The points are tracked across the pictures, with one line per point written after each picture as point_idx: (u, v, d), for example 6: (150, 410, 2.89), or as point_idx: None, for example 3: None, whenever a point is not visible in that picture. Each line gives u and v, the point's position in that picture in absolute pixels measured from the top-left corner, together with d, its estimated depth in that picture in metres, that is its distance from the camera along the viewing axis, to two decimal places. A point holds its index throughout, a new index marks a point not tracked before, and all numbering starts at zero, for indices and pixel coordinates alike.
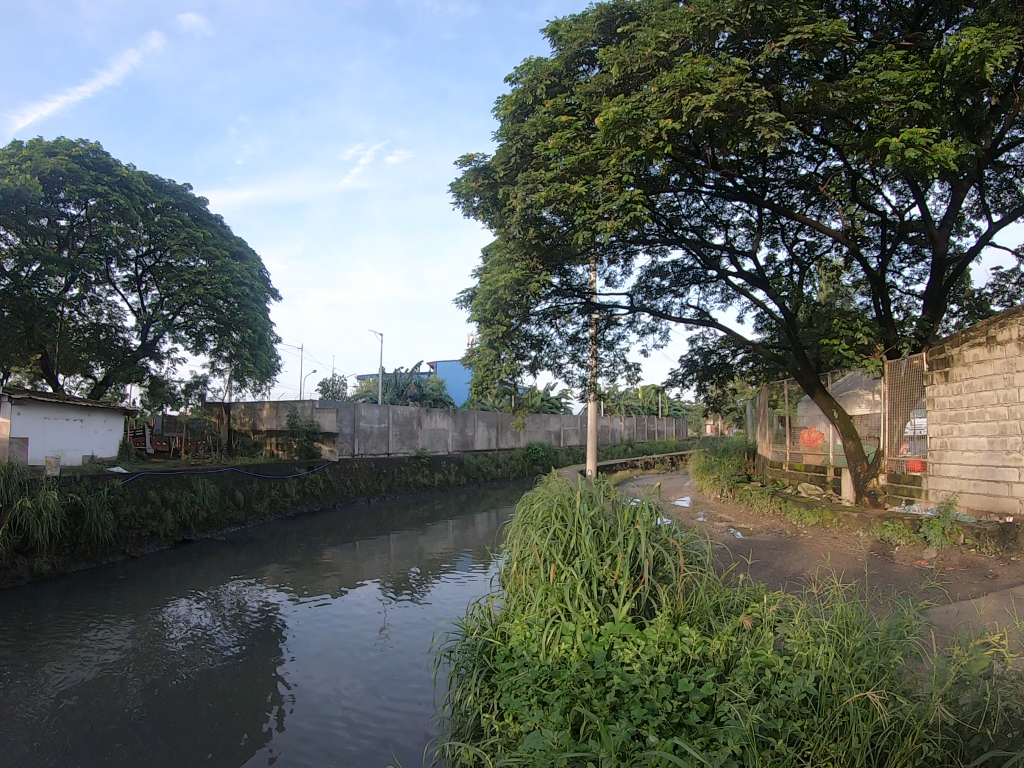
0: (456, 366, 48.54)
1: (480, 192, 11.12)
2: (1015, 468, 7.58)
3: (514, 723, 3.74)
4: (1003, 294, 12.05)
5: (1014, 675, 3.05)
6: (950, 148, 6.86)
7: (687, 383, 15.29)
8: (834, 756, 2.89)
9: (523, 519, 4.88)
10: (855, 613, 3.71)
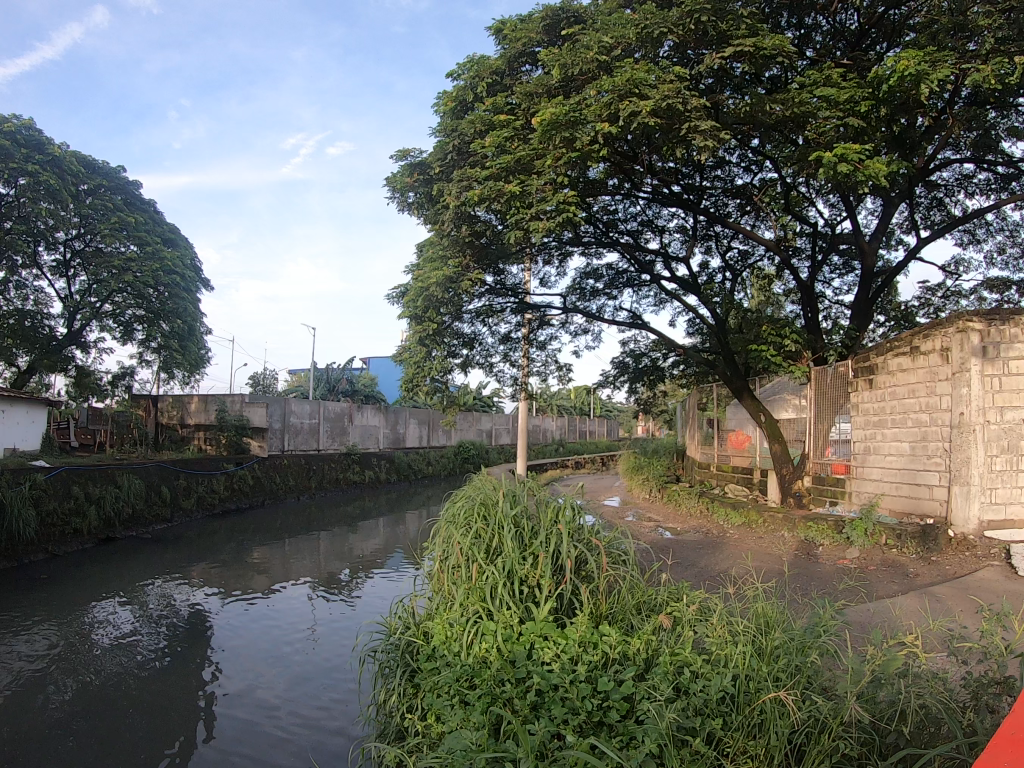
0: (388, 363, 48.03)
1: (415, 188, 10.98)
2: (935, 471, 7.89)
3: (436, 725, 3.70)
4: (929, 307, 12.60)
5: (930, 673, 3.13)
6: (882, 165, 7.10)
7: (618, 384, 15.46)
8: (752, 754, 2.92)
9: (446, 517, 4.80)
10: (775, 613, 3.77)
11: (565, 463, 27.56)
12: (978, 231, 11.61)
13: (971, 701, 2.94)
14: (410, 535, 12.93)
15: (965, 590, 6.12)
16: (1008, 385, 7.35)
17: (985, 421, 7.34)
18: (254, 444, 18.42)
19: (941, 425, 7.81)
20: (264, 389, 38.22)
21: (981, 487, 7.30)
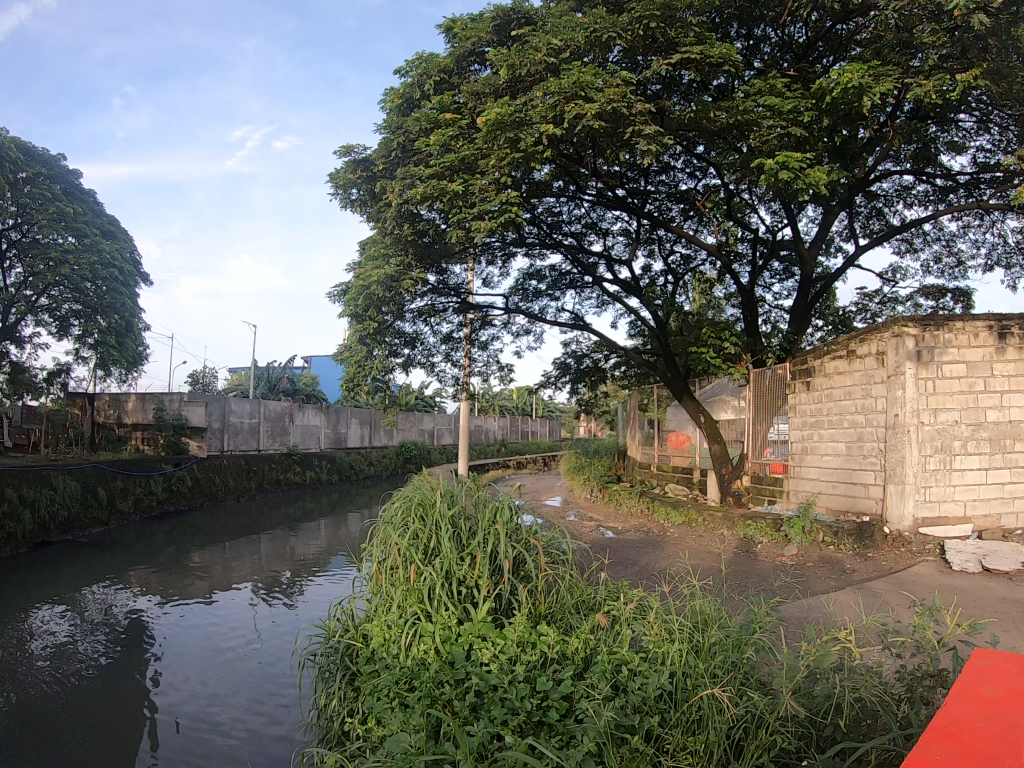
0: (330, 362, 47.38)
1: (358, 185, 10.79)
2: (870, 471, 8.16)
3: (375, 727, 3.65)
4: (866, 312, 13.03)
5: (862, 667, 3.21)
6: (821, 174, 7.32)
7: (559, 384, 15.56)
8: (691, 749, 2.96)
9: (384, 517, 4.70)
10: (713, 610, 3.82)
11: (507, 463, 27.68)
12: (915, 241, 12.05)
13: (906, 693, 3.03)
14: (352, 535, 12.81)
15: (899, 584, 6.33)
16: (940, 388, 7.64)
17: (919, 423, 7.60)
18: (192, 444, 17.86)
19: (877, 426, 8.07)
20: (203, 387, 37.07)
21: (915, 485, 7.56)
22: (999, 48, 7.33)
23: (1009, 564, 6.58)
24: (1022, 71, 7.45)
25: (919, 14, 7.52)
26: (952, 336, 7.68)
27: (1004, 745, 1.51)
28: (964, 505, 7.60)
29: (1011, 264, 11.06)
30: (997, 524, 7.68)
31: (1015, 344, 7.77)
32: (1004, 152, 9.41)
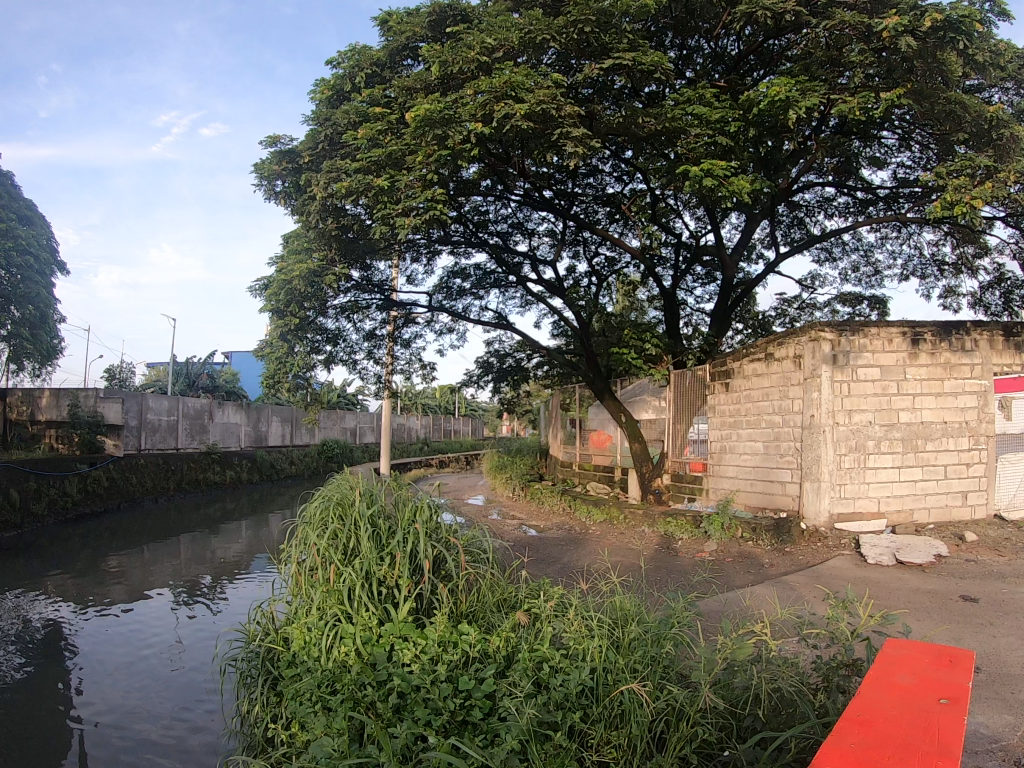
0: (251, 357, 46.32)
1: (284, 177, 10.52)
2: (786, 469, 8.47)
3: (300, 733, 3.60)
4: (785, 317, 13.50)
5: (777, 658, 3.30)
6: (744, 183, 7.60)
7: (482, 383, 15.60)
8: (614, 743, 3.00)
9: (303, 516, 4.56)
10: (633, 606, 3.88)
11: (430, 462, 27.71)
12: (834, 250, 12.55)
13: (822, 683, 3.14)
14: (273, 535, 12.56)
15: (815, 578, 6.60)
16: (854, 391, 7.98)
17: (834, 423, 7.93)
18: (108, 442, 17.04)
19: (793, 426, 8.38)
20: (118, 383, 35.53)
21: (830, 483, 7.89)
22: (923, 71, 7.68)
23: (921, 555, 6.94)
24: (944, 92, 7.73)
25: (849, 34, 7.81)
26: (867, 341, 8.05)
27: (912, 730, 1.81)
28: (877, 501, 7.98)
29: (924, 275, 11.64)
30: (909, 519, 8.07)
31: (927, 349, 8.19)
32: (922, 168, 9.88)
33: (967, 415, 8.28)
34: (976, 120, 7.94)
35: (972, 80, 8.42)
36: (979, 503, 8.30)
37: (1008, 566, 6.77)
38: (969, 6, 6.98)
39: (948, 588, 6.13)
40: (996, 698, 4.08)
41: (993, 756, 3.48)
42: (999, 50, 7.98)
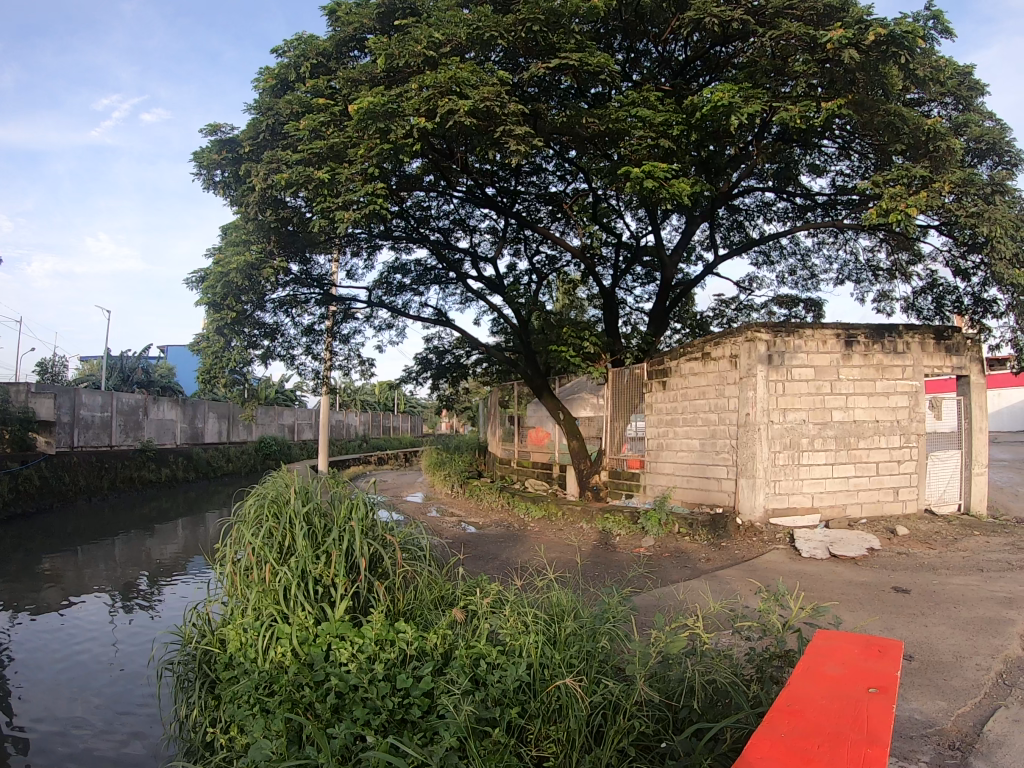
0: (187, 352, 45.20)
1: (224, 166, 10.24)
2: (722, 466, 8.67)
3: (238, 736, 3.55)
4: (722, 317, 13.78)
5: (710, 651, 3.36)
6: (683, 185, 7.80)
7: (421, 380, 15.54)
8: (553, 737, 3.03)
9: (238, 514, 4.45)
10: (570, 602, 3.90)
11: (369, 457, 27.57)
12: (773, 254, 12.84)
13: (757, 674, 3.19)
14: (210, 535, 12.30)
15: (749, 572, 6.76)
16: (789, 390, 8.18)
17: (769, 421, 8.11)
18: (40, 439, 16.36)
19: (728, 424, 8.58)
20: (50, 376, 34.38)
21: (765, 480, 8.07)
22: (865, 82, 7.87)
23: (857, 548, 7.19)
24: (884, 104, 7.99)
25: (795, 45, 7.97)
26: (801, 342, 8.27)
27: (841, 719, 1.87)
28: (811, 496, 8.19)
29: (859, 280, 12.02)
30: (842, 514, 8.32)
31: (860, 350, 8.45)
32: (860, 177, 10.18)
33: (899, 414, 8.60)
34: (913, 132, 8.23)
35: (912, 94, 8.72)
36: (909, 498, 8.64)
37: (937, 558, 7.05)
38: (913, 22, 7.12)
39: (881, 580, 6.34)
40: (928, 684, 4.23)
41: (929, 740, 3.61)
42: (940, 66, 8.29)
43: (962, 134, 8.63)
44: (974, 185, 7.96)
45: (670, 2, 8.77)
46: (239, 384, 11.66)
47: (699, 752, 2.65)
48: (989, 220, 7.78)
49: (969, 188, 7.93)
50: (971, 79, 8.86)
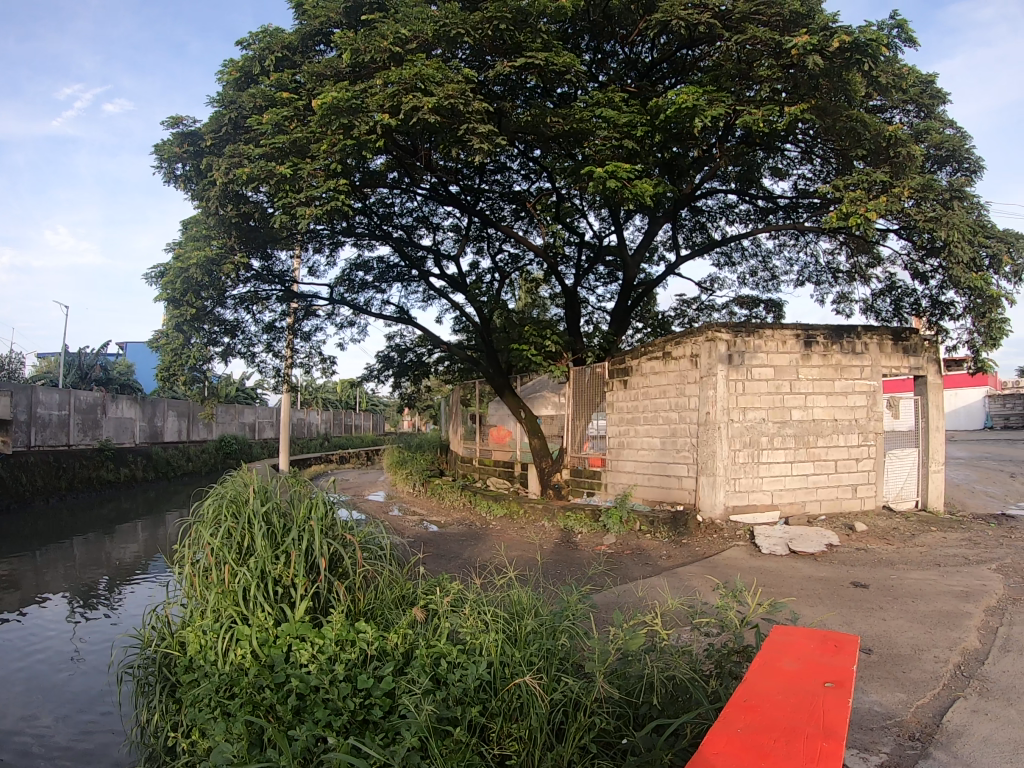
0: (146, 349, 44.37)
1: (185, 160, 10.08)
2: (683, 464, 8.77)
3: (199, 741, 3.52)
4: (684, 317, 13.91)
5: (669, 648, 3.39)
6: (645, 185, 7.93)
7: (382, 378, 15.45)
8: (515, 735, 3.05)
9: (196, 514, 4.39)
10: (531, 600, 3.92)
11: (330, 456, 27.33)
12: (734, 255, 13.00)
13: (715, 669, 3.22)
14: (171, 535, 12.10)
15: (710, 568, 6.84)
16: (748, 390, 8.30)
17: (729, 420, 8.22)
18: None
19: (689, 423, 8.68)
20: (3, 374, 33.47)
21: (725, 478, 8.18)
22: (829, 87, 7.96)
23: (814, 545, 7.33)
24: (846, 110, 8.15)
25: (760, 50, 8.06)
26: (761, 342, 8.39)
27: (796, 713, 1.91)
28: (771, 494, 8.32)
29: (819, 281, 12.21)
30: (802, 511, 8.46)
31: (819, 351, 8.59)
32: (821, 181, 10.33)
33: (857, 413, 8.77)
34: (874, 138, 8.39)
35: (875, 100, 8.88)
36: (868, 495, 8.82)
37: (895, 554, 7.20)
38: (877, 31, 7.25)
39: (840, 576, 6.46)
40: (887, 677, 4.32)
41: (889, 731, 3.69)
42: (902, 73, 8.47)
43: (924, 140, 8.81)
44: (934, 190, 8.14)
45: (637, 4, 8.83)
46: (199, 383, 11.51)
47: (660, 749, 2.67)
48: (946, 225, 7.96)
49: (929, 193, 8.12)
50: (933, 87, 9.02)
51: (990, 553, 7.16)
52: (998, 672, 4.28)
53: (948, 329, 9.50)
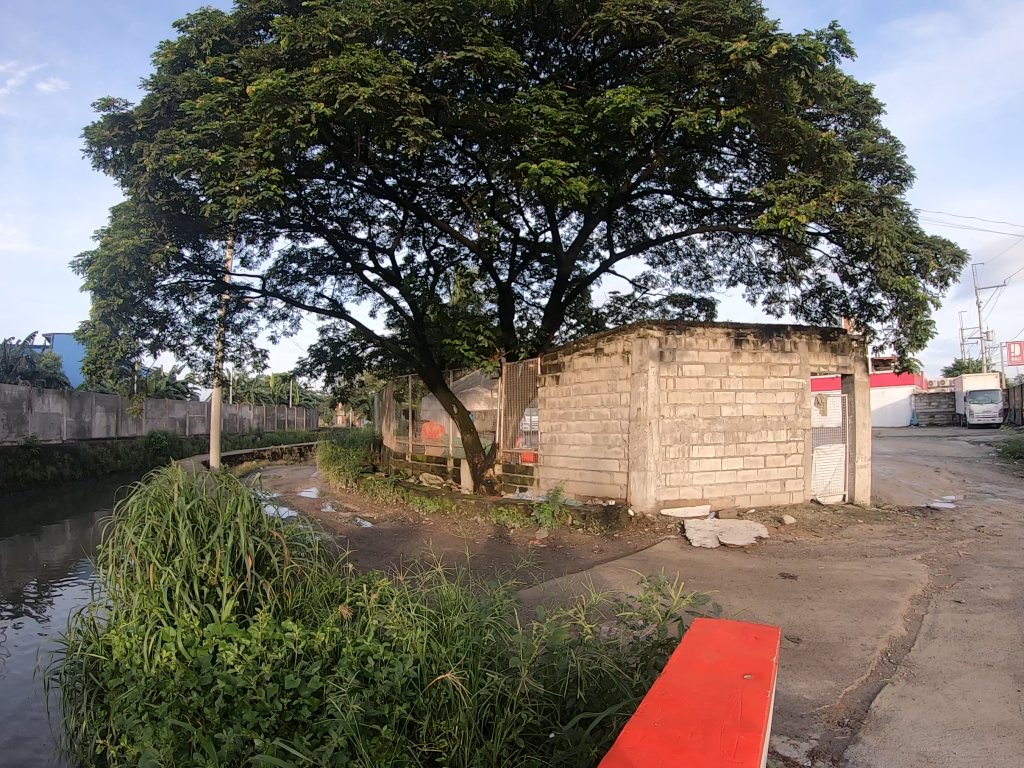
0: (73, 342, 42.79)
1: (115, 144, 9.71)
2: (614, 459, 8.92)
3: (128, 746, 3.50)
4: (617, 314, 14.11)
5: (594, 641, 3.46)
6: (579, 183, 8.07)
7: (315, 372, 15.28)
8: (444, 732, 3.08)
9: (121, 513, 4.28)
10: (459, 596, 3.96)
11: (260, 452, 26.77)
12: (668, 254, 13.24)
13: (640, 663, 3.29)
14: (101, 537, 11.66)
15: (642, 562, 6.99)
16: (678, 387, 8.50)
17: (660, 415, 8.41)
18: None
19: (619, 418, 8.84)
20: None
21: (655, 472, 8.36)
22: (766, 93, 8.14)
23: (743, 538, 7.55)
24: (781, 115, 8.43)
25: (702, 54, 8.25)
26: (692, 340, 8.56)
27: (716, 706, 1.96)
28: (701, 488, 8.55)
29: (751, 281, 12.54)
30: (731, 504, 8.70)
31: (749, 349, 8.83)
32: (756, 185, 10.61)
33: (785, 409, 9.07)
34: (808, 143, 8.70)
35: (812, 108, 9.17)
36: (796, 489, 9.12)
37: (822, 545, 7.47)
38: (814, 40, 7.41)
39: (769, 568, 6.66)
40: (817, 664, 4.49)
41: (817, 718, 3.82)
42: (838, 82, 8.75)
43: (856, 147, 9.12)
44: (864, 197, 8.46)
45: (581, 3, 8.93)
46: (127, 376, 11.23)
47: (585, 743, 2.70)
48: (876, 230, 8.25)
49: (859, 199, 8.46)
50: (868, 98, 9.36)
51: (914, 544, 7.49)
52: (924, 658, 4.49)
53: (875, 330, 9.86)
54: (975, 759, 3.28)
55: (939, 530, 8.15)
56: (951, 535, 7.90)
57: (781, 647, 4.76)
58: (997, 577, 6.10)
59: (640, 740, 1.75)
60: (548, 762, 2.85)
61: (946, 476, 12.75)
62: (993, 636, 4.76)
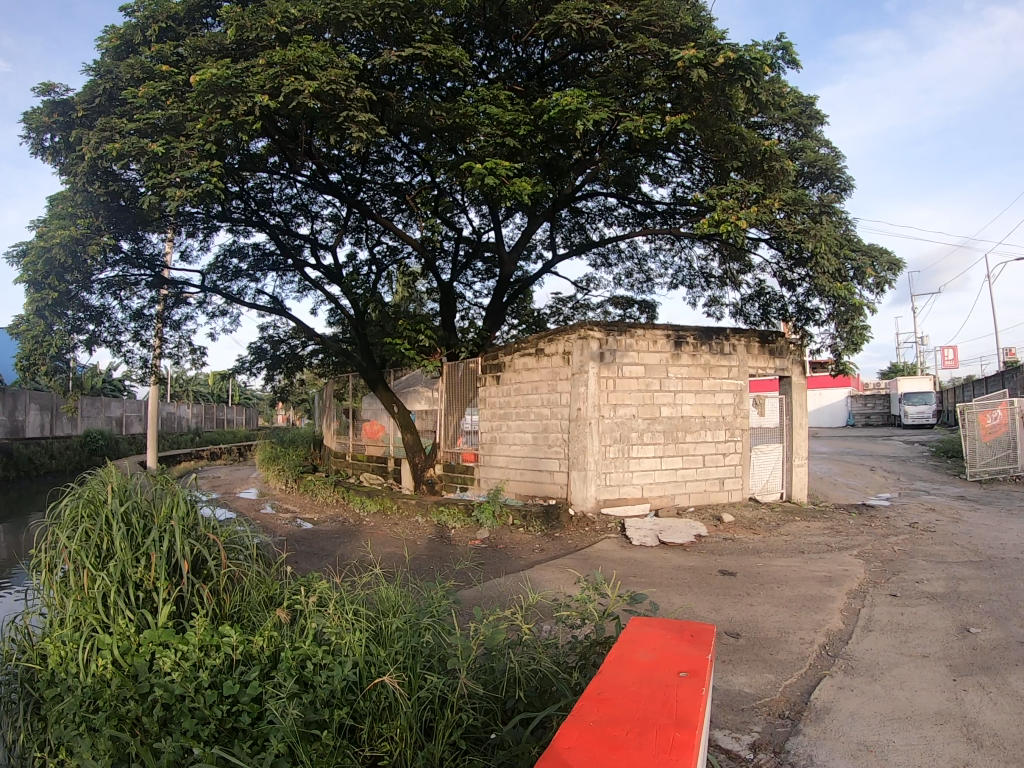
0: (4, 336, 41.10)
1: (54, 130, 9.39)
2: (554, 459, 9.01)
3: (67, 758, 3.42)
4: (558, 315, 14.25)
5: (532, 640, 3.51)
6: (523, 184, 8.12)
7: (254, 370, 15.09)
8: (386, 735, 3.08)
9: (54, 516, 4.15)
10: (397, 597, 3.98)
11: (200, 451, 26.14)
12: (611, 256, 13.43)
13: (579, 662, 3.35)
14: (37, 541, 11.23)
15: (584, 561, 7.08)
16: (618, 387, 8.64)
17: (600, 415, 8.53)
18: None
19: (559, 418, 8.92)
20: None
21: (595, 472, 8.48)
22: (711, 100, 8.33)
23: (682, 536, 7.72)
24: (725, 123, 8.62)
25: (650, 60, 8.40)
26: (632, 341, 8.71)
27: (651, 705, 2.00)
28: (640, 487, 8.71)
29: (693, 285, 12.80)
30: (670, 503, 8.88)
31: (688, 350, 9.03)
32: (698, 190, 10.85)
33: (723, 410, 9.31)
34: (750, 150, 8.89)
35: (756, 117, 9.43)
36: (735, 488, 9.38)
37: (761, 543, 7.68)
38: (760, 50, 7.60)
39: (708, 564, 6.81)
40: (757, 659, 4.62)
41: (758, 711, 3.94)
42: (781, 92, 9.01)
43: (798, 157, 9.40)
44: (803, 204, 8.73)
45: (533, 5, 9.01)
46: (62, 373, 10.89)
47: (525, 742, 2.74)
48: (814, 236, 8.53)
49: (799, 206, 8.73)
50: (811, 109, 9.66)
51: (851, 540, 7.75)
52: (862, 650, 4.67)
53: (812, 334, 10.16)
54: (911, 747, 3.44)
55: (875, 527, 8.45)
56: (887, 532, 8.21)
57: (721, 643, 4.88)
58: (931, 572, 6.37)
59: (575, 739, 1.76)
60: (490, 762, 2.89)
61: (881, 475, 13.19)
62: (928, 629, 4.97)
